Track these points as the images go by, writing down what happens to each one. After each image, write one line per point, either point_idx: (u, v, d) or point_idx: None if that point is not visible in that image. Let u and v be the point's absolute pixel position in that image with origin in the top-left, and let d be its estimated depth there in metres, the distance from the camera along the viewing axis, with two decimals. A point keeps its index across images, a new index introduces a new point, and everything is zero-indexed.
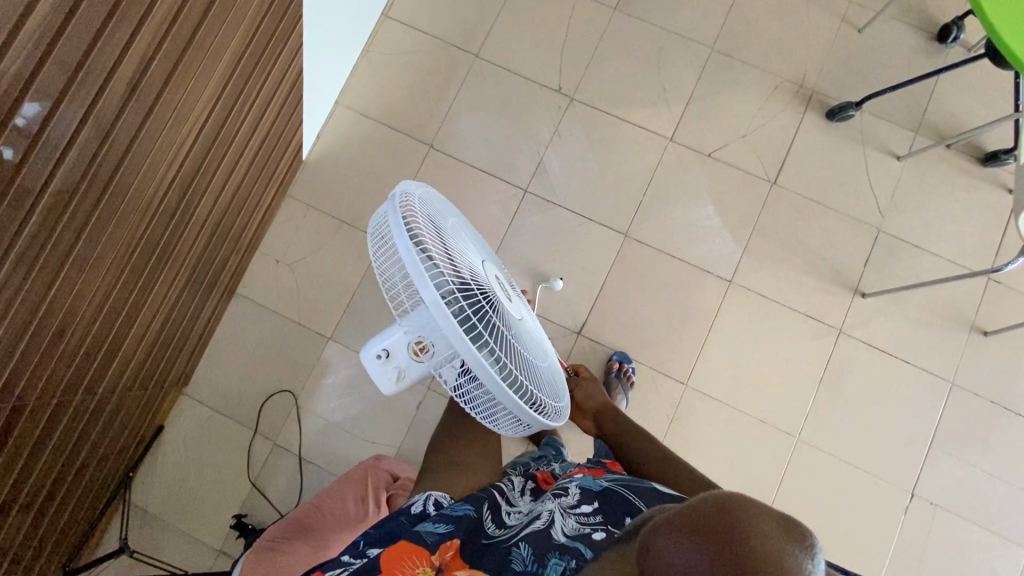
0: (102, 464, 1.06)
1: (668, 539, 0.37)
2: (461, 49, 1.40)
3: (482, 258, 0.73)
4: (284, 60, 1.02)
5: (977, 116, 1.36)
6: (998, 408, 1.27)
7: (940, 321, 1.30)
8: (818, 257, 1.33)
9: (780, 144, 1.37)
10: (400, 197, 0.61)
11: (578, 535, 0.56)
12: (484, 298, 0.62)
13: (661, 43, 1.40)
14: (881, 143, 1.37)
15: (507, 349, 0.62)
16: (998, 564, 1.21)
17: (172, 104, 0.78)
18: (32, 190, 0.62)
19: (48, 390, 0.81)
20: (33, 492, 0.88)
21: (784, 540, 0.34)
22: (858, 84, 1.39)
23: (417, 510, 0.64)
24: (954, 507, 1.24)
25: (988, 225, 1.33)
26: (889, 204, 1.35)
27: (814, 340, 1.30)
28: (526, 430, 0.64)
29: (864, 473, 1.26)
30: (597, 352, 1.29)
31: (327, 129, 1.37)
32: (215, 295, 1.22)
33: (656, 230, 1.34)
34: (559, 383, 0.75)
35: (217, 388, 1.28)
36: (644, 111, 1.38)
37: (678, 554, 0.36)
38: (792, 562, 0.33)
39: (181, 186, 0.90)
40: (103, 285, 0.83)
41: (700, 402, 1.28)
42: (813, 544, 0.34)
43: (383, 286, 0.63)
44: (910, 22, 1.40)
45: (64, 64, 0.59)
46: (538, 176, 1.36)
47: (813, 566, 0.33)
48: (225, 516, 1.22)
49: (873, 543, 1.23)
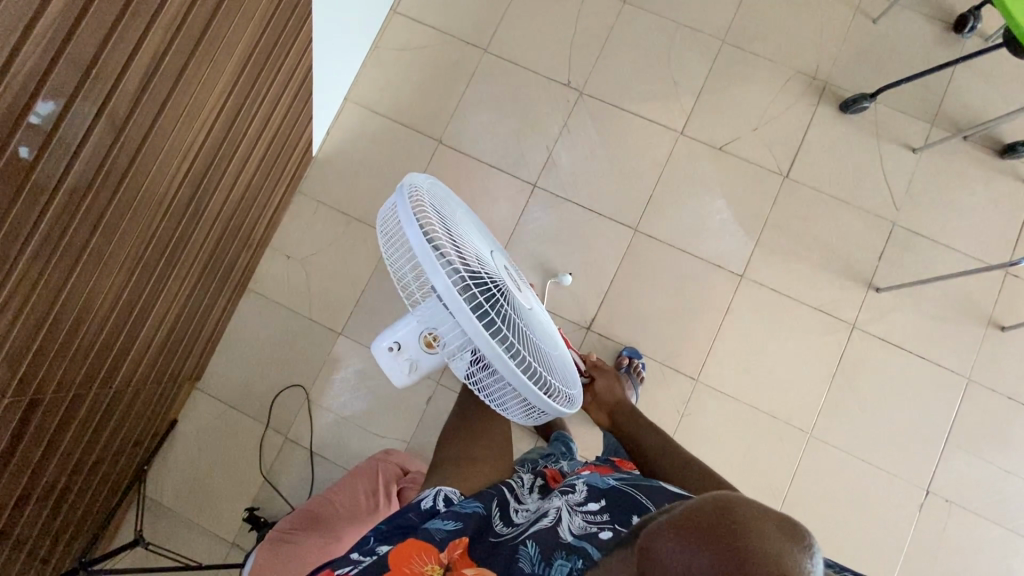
0: (117, 458, 1.08)
1: (667, 543, 0.37)
2: (470, 45, 1.40)
3: (489, 249, 0.73)
4: (293, 56, 1.02)
5: (994, 106, 1.34)
6: (1016, 405, 1.26)
7: (956, 316, 1.29)
8: (831, 251, 1.32)
9: (792, 137, 1.35)
10: (409, 189, 0.61)
11: (585, 534, 0.56)
12: (494, 287, 0.62)
13: (671, 36, 1.39)
14: (895, 135, 1.35)
15: (519, 337, 0.62)
16: (1014, 561, 1.20)
17: (183, 101, 0.78)
18: (47, 186, 0.62)
19: (64, 384, 0.82)
20: (50, 484, 0.89)
21: (783, 541, 0.34)
22: (872, 74, 1.37)
23: (427, 506, 0.64)
24: (969, 504, 1.22)
25: (1005, 218, 1.31)
26: (904, 197, 1.33)
27: (826, 334, 1.29)
28: (539, 418, 0.64)
29: (878, 469, 1.25)
30: (608, 347, 1.29)
31: (336, 125, 1.38)
32: (227, 290, 1.23)
33: (666, 225, 1.33)
34: (571, 370, 0.74)
35: (230, 382, 1.29)
36: (655, 104, 1.37)
37: (680, 558, 0.35)
38: (792, 563, 0.32)
39: (194, 181, 0.91)
40: (119, 278, 0.83)
41: (711, 397, 1.27)
42: (811, 544, 0.34)
43: (394, 275, 0.62)
44: (925, 13, 1.37)
45: (78, 63, 0.59)
46: (548, 171, 1.35)
47: (812, 566, 0.33)
48: (238, 508, 1.24)
49: (888, 541, 1.22)
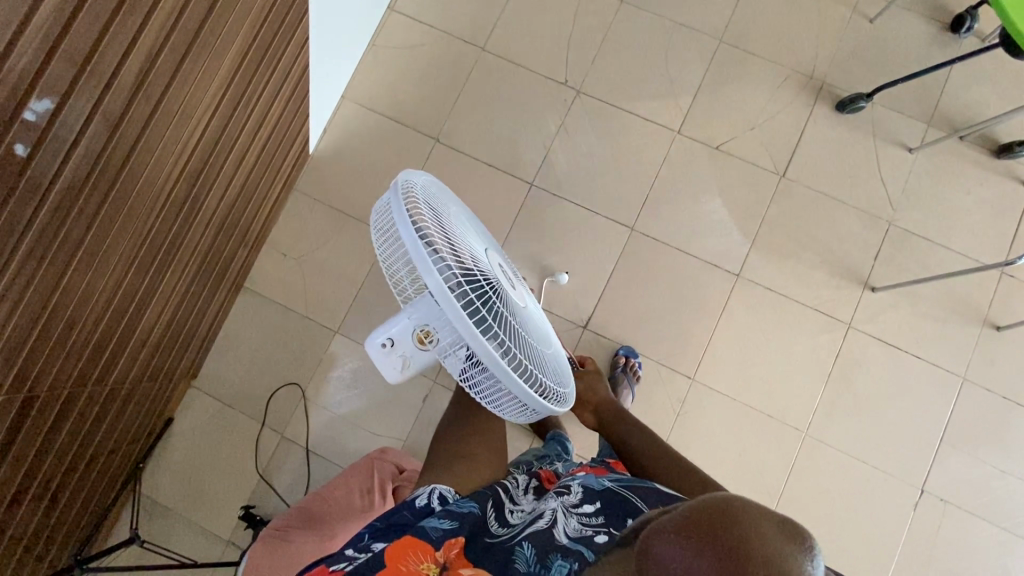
0: (113, 455, 1.08)
1: (667, 542, 0.37)
2: (468, 43, 1.40)
3: (484, 247, 0.73)
4: (289, 55, 1.02)
5: (991, 106, 1.34)
6: (1011, 404, 1.26)
7: (951, 315, 1.29)
8: (827, 250, 1.32)
9: (789, 136, 1.36)
10: (403, 186, 0.61)
11: (580, 537, 0.56)
12: (488, 285, 0.62)
13: (669, 35, 1.39)
14: (891, 135, 1.35)
15: (513, 336, 0.62)
16: (1007, 559, 1.21)
17: (179, 98, 0.78)
18: (42, 182, 0.62)
19: (58, 383, 0.82)
20: (45, 482, 0.89)
21: (783, 542, 0.34)
22: (870, 74, 1.37)
23: (421, 504, 0.64)
24: (964, 503, 1.23)
25: (1001, 218, 1.32)
26: (900, 196, 1.33)
27: (822, 333, 1.29)
28: (531, 416, 0.64)
29: (872, 468, 1.25)
30: (604, 347, 1.29)
31: (333, 123, 1.37)
32: (224, 287, 1.23)
33: (663, 224, 1.33)
34: (564, 369, 0.74)
35: (226, 379, 1.29)
36: (653, 103, 1.37)
37: (680, 557, 0.35)
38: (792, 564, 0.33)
39: (190, 178, 0.91)
40: (113, 276, 0.83)
41: (707, 396, 1.28)
42: (813, 546, 0.34)
43: (387, 272, 0.62)
44: (922, 13, 1.37)
45: (73, 59, 0.59)
46: (544, 170, 1.35)
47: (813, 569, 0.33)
48: (235, 507, 1.24)
49: (882, 539, 1.22)
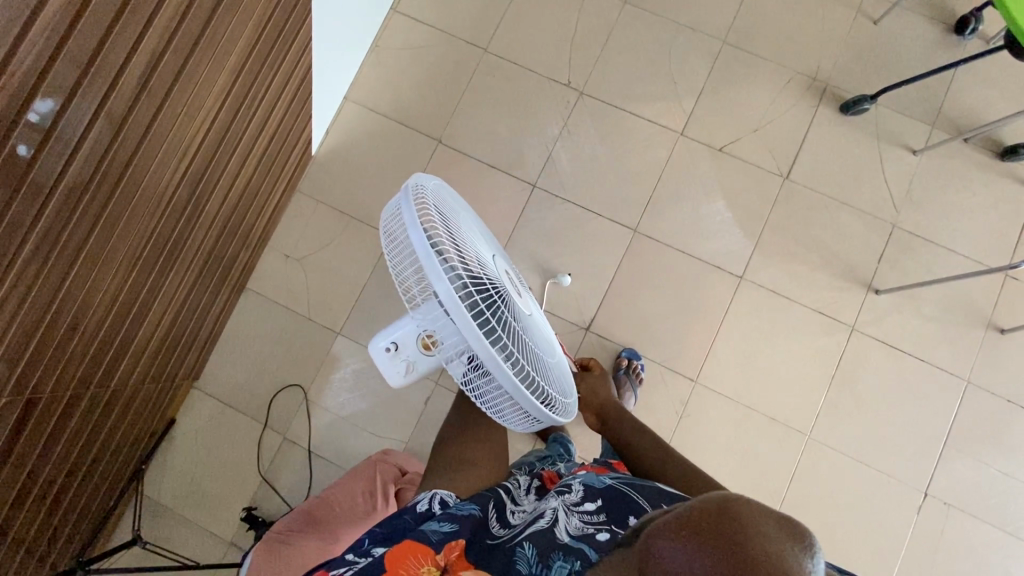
0: (115, 456, 1.08)
1: (668, 542, 0.37)
2: (471, 44, 1.39)
3: (491, 252, 0.73)
4: (293, 55, 1.02)
5: (996, 108, 1.34)
6: (1014, 407, 1.25)
7: (955, 318, 1.29)
8: (831, 252, 1.31)
9: (792, 138, 1.35)
10: (414, 190, 0.61)
11: (582, 534, 0.56)
12: (496, 292, 0.62)
13: (672, 36, 1.39)
14: (895, 136, 1.34)
15: (518, 344, 0.62)
16: (1010, 562, 1.20)
17: (182, 101, 0.78)
18: (45, 184, 0.62)
19: (61, 385, 0.82)
20: (48, 483, 0.89)
21: (784, 541, 0.33)
22: (873, 75, 1.36)
23: (423, 508, 0.64)
24: (967, 507, 1.22)
25: (1005, 220, 1.31)
26: (904, 198, 1.33)
27: (825, 335, 1.29)
28: (534, 425, 0.64)
29: (874, 471, 1.25)
30: (606, 348, 1.29)
31: (336, 124, 1.37)
32: (227, 288, 1.23)
33: (666, 225, 1.33)
34: (568, 378, 0.74)
35: (229, 381, 1.29)
36: (656, 105, 1.37)
37: (681, 556, 0.35)
38: (793, 563, 0.32)
39: (193, 181, 0.91)
40: (116, 278, 0.83)
41: (709, 398, 1.27)
42: (814, 545, 0.34)
43: (394, 276, 0.62)
44: (927, 14, 1.37)
45: (77, 60, 0.59)
46: (547, 171, 1.35)
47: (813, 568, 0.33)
48: (236, 508, 1.24)
49: (884, 543, 1.22)
